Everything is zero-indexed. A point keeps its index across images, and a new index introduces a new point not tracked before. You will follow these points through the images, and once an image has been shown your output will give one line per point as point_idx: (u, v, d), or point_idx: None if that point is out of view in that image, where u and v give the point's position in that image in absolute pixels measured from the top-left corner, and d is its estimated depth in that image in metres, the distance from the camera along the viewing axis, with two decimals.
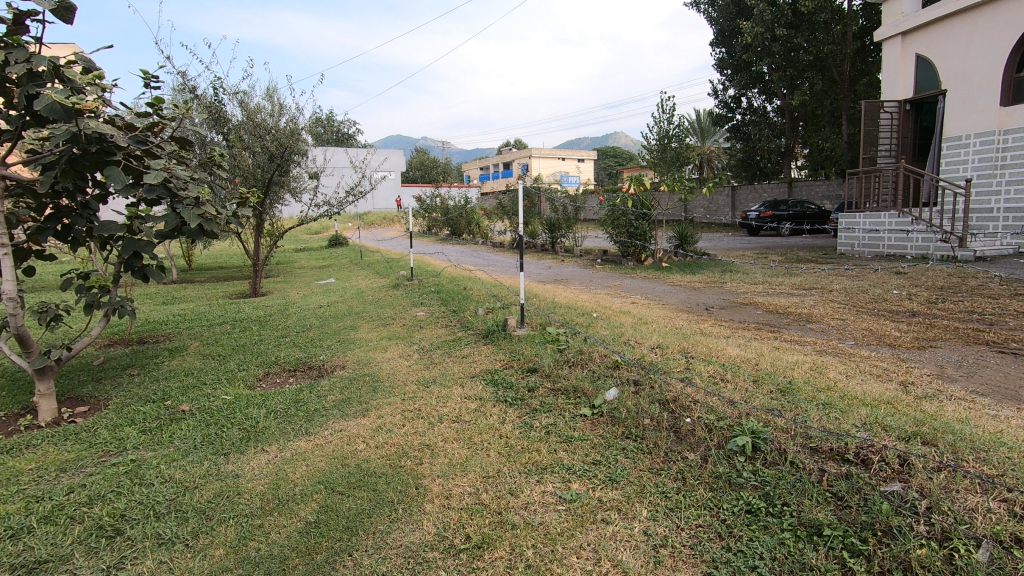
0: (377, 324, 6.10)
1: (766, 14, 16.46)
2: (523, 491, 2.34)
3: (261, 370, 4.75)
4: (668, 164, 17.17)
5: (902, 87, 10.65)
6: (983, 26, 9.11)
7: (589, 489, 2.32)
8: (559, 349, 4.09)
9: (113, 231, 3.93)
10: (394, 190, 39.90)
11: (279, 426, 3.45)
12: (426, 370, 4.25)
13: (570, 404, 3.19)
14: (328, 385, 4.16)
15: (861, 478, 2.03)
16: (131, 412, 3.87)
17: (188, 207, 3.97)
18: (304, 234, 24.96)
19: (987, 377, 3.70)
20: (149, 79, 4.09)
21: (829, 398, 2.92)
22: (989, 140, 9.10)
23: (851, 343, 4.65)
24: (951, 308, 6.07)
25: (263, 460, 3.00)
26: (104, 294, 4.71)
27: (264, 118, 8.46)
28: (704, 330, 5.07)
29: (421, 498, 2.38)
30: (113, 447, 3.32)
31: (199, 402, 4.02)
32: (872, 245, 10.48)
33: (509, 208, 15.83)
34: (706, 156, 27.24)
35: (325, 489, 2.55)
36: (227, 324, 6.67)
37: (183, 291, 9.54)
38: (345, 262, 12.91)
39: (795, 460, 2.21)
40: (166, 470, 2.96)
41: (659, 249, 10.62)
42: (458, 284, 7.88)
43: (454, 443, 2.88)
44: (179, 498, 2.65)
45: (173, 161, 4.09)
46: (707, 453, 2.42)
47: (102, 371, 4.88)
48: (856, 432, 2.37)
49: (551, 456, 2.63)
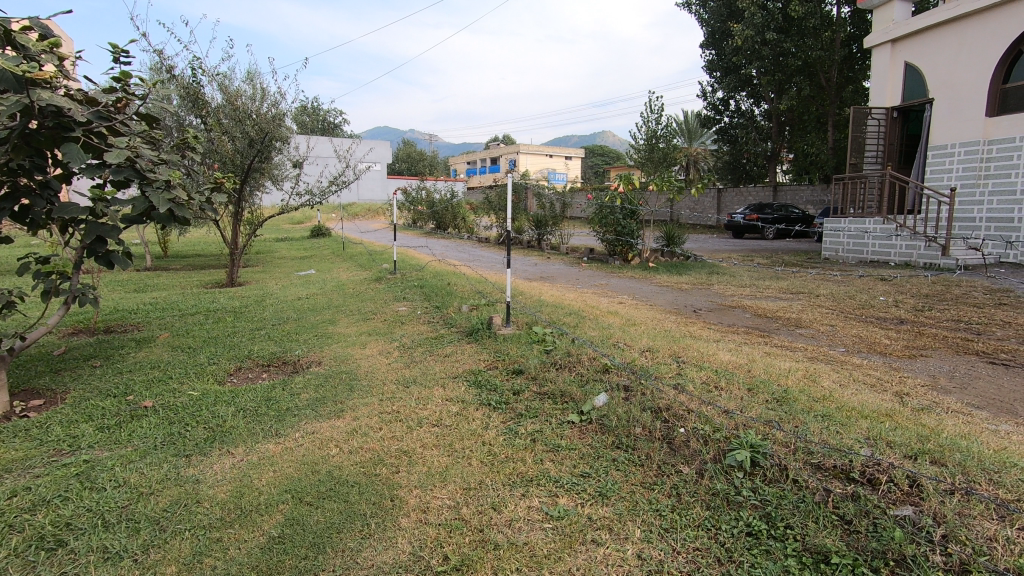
0: (357, 319, 5.89)
1: (756, 17, 16.50)
2: (507, 506, 2.17)
3: (233, 364, 4.52)
4: (655, 164, 17.12)
5: (891, 94, 10.64)
6: (971, 36, 9.15)
7: (578, 505, 2.16)
8: (547, 350, 3.95)
9: (75, 214, 3.66)
10: (379, 182, 39.45)
11: (248, 427, 3.24)
12: (406, 368, 4.05)
13: (557, 410, 3.03)
14: (302, 382, 3.95)
15: (868, 500, 1.90)
16: (89, 407, 3.63)
17: (158, 190, 3.72)
18: (286, 223, 24.45)
19: (980, 388, 3.63)
20: (119, 54, 3.83)
21: (828, 409, 2.79)
22: (974, 150, 9.15)
23: (842, 350, 4.57)
24: (938, 316, 6.05)
25: (228, 463, 2.79)
26: (66, 280, 4.44)
27: (245, 102, 8.12)
28: (693, 333, 4.97)
29: (397, 512, 2.20)
30: (66, 445, 3.08)
31: (163, 398, 3.79)
32: (857, 251, 10.56)
33: (496, 202, 15.62)
34: (693, 157, 27.39)
35: (292, 499, 2.35)
36: (200, 315, 6.40)
37: (156, 278, 9.18)
38: (328, 252, 12.63)
39: (796, 477, 2.09)
40: (121, 473, 2.74)
41: (646, 248, 10.53)
42: (442, 279, 7.68)
43: (433, 450, 2.70)
44: (132, 506, 2.44)
45: (139, 141, 3.82)
46: (704, 467, 2.29)
47: (62, 362, 4.60)
48: (860, 448, 2.25)
49: (537, 466, 2.46)
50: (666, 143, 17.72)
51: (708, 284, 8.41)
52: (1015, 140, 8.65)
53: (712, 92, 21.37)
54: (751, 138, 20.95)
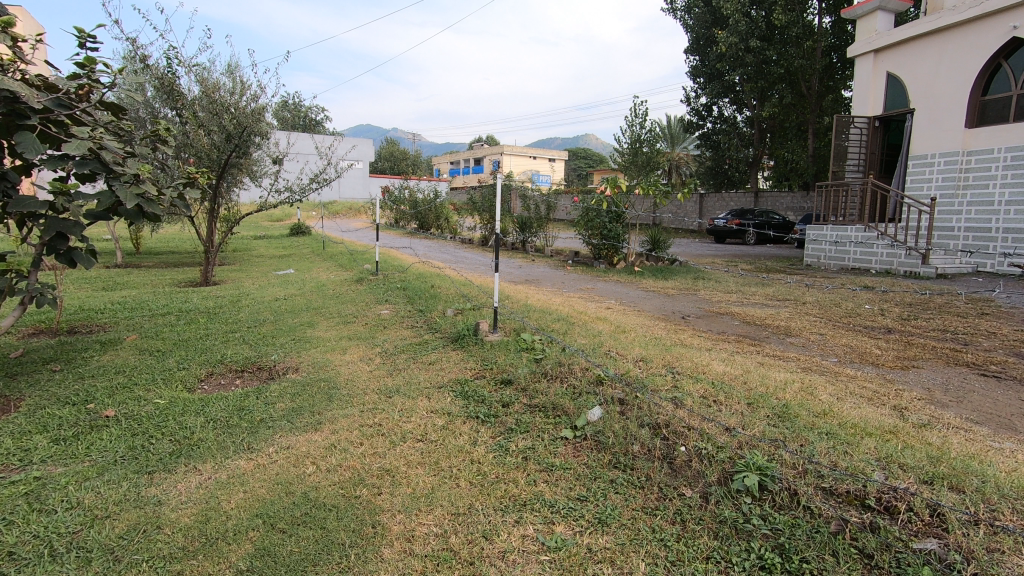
0: (337, 322, 5.65)
1: (740, 24, 16.62)
2: (499, 535, 2.01)
3: (204, 370, 4.27)
4: (639, 168, 17.10)
5: (873, 103, 10.72)
6: (952, 48, 9.24)
7: (576, 534, 2.00)
8: (536, 359, 3.78)
9: (34, 208, 3.39)
10: (361, 181, 38.99)
11: (218, 439, 3.02)
12: (388, 377, 3.84)
13: (550, 424, 2.88)
14: (278, 391, 3.72)
15: (888, 531, 1.79)
16: (45, 417, 3.36)
17: (126, 184, 3.48)
18: (266, 221, 23.98)
19: (976, 402, 3.56)
20: (85, 39, 3.57)
21: (831, 426, 2.68)
22: (953, 161, 9.26)
23: (834, 360, 4.49)
24: (924, 325, 6.04)
25: (194, 481, 2.58)
26: (23, 279, 4.16)
27: (223, 95, 7.79)
28: (684, 341, 4.85)
29: (379, 540, 2.02)
30: (15, 460, 2.82)
31: (126, 406, 3.53)
32: (838, 258, 10.47)
33: (479, 203, 15.42)
34: (676, 162, 27.56)
35: (264, 525, 2.15)
36: (172, 315, 6.12)
37: (126, 276, 8.82)
38: (307, 251, 12.33)
39: (809, 504, 1.96)
40: (74, 493, 2.50)
41: (631, 252, 10.42)
42: (425, 281, 7.47)
43: (418, 469, 2.52)
44: (85, 531, 2.21)
45: (104, 132, 3.56)
46: (708, 490, 2.15)
47: (19, 365, 4.31)
48: (872, 473, 2.12)
49: (531, 488, 2.30)
50: (650, 147, 17.69)
51: (695, 289, 8.33)
52: (993, 152, 8.76)
53: (696, 97, 21.49)
54: (733, 144, 21.10)
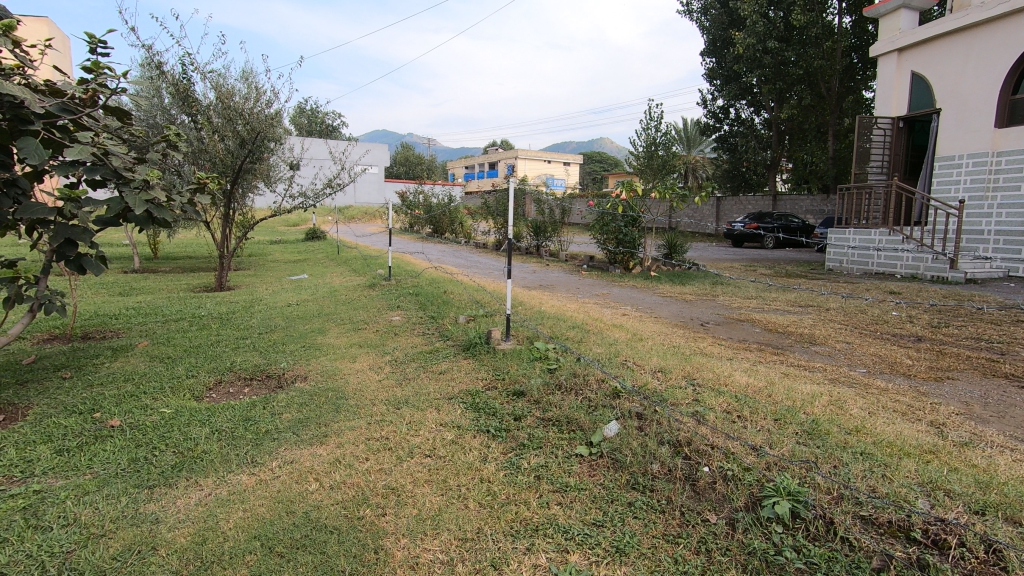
0: (348, 329, 5.57)
1: (758, 25, 16.31)
2: (508, 564, 1.88)
3: (212, 378, 4.20)
4: (655, 171, 16.85)
5: (897, 103, 10.40)
6: (981, 46, 8.91)
7: (592, 564, 1.86)
8: (550, 368, 3.64)
9: (42, 215, 3.33)
10: (376, 185, 39.19)
11: (221, 451, 2.93)
12: (397, 388, 3.72)
13: (563, 440, 2.73)
14: (285, 401, 3.62)
15: (939, 570, 1.64)
16: (50, 426, 3.30)
17: (136, 189, 3.40)
18: (282, 225, 24.15)
19: (1019, 417, 3.34)
20: (97, 44, 3.50)
21: (865, 445, 2.50)
22: (982, 162, 8.94)
23: (863, 371, 4.28)
24: (956, 333, 5.77)
25: (194, 498, 2.48)
26: (33, 286, 4.11)
27: (238, 101, 7.80)
28: (704, 350, 4.67)
29: (381, 567, 1.90)
30: (17, 472, 2.76)
31: (132, 416, 3.46)
32: (862, 262, 10.16)
33: (493, 207, 15.33)
34: (693, 165, 27.24)
35: (261, 548, 2.04)
36: (183, 321, 6.09)
37: (142, 281, 8.85)
38: (322, 256, 12.32)
39: (847, 536, 1.81)
40: (72, 508, 2.42)
41: (648, 257, 10.21)
42: (437, 287, 7.38)
43: (424, 487, 2.40)
44: (79, 550, 2.12)
45: (111, 138, 3.50)
46: (735, 517, 2.00)
47: (30, 372, 4.28)
48: (916, 500, 1.96)
49: (543, 511, 2.16)
50: (665, 150, 17.43)
51: (714, 295, 8.12)
52: None
53: (712, 100, 21.21)
54: (751, 146, 20.74)
